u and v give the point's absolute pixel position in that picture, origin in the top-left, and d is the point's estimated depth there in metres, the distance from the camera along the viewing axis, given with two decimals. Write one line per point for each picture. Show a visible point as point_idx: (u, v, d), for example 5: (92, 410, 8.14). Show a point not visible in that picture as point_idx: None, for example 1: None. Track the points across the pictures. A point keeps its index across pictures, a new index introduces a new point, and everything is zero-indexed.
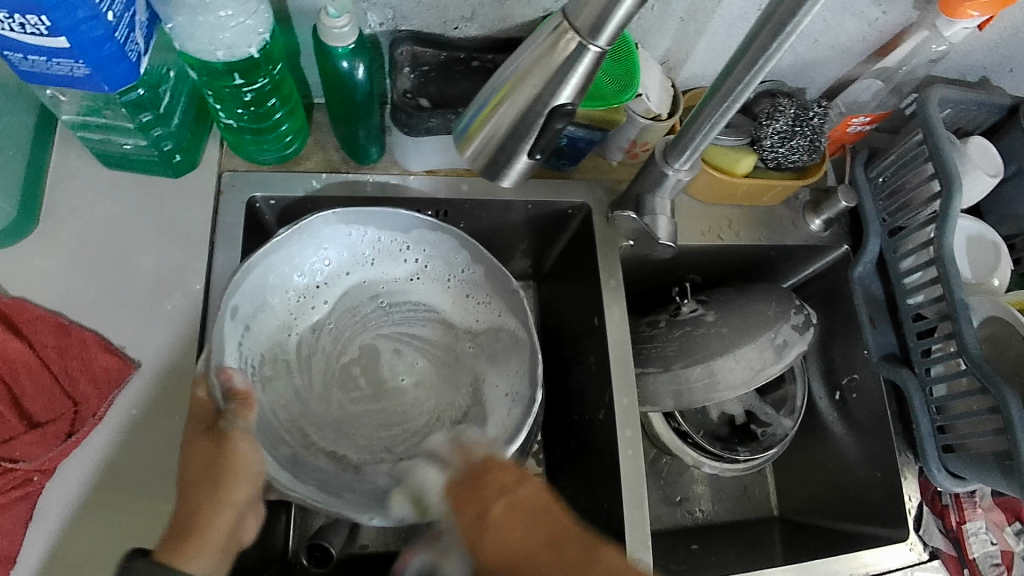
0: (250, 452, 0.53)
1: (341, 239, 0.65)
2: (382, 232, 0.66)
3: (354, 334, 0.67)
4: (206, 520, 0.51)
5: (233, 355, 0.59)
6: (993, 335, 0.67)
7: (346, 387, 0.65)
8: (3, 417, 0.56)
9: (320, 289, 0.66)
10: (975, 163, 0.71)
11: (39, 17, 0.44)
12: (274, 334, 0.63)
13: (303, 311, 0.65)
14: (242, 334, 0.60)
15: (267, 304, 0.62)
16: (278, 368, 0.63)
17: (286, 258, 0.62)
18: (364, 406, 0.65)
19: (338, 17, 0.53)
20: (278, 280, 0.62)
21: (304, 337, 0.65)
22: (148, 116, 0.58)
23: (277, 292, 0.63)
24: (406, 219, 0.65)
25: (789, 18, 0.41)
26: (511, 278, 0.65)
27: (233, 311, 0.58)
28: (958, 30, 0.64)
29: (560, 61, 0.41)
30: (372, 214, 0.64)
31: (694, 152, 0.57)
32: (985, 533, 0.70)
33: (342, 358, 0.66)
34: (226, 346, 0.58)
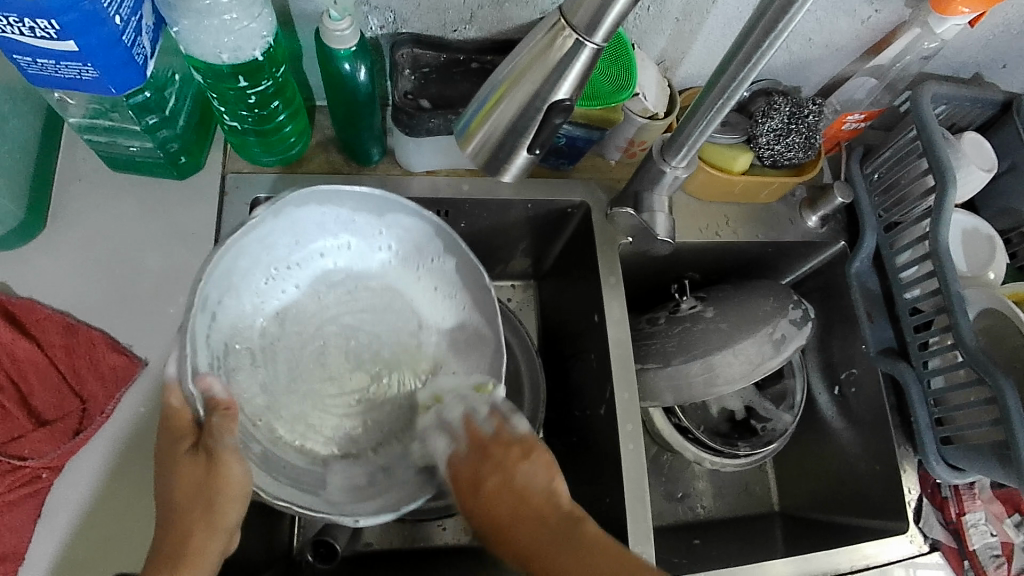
0: (239, 476, 0.50)
1: (315, 222, 0.61)
2: (358, 214, 0.62)
3: (314, 317, 0.64)
4: (200, 543, 0.51)
5: (204, 350, 0.53)
6: (989, 326, 0.68)
7: (306, 375, 0.62)
8: (11, 414, 0.57)
9: (288, 272, 0.62)
10: (969, 159, 0.72)
11: (48, 21, 0.45)
12: (238, 320, 0.59)
13: (267, 294, 0.61)
14: (209, 327, 0.55)
15: (235, 289, 0.58)
16: (244, 357, 0.58)
17: (262, 240, 0.58)
18: (321, 395, 0.62)
19: (340, 19, 0.54)
20: (248, 265, 0.58)
21: (269, 324, 0.61)
22: (154, 119, 0.59)
23: (246, 277, 0.58)
24: (387, 203, 0.61)
25: (781, 14, 0.42)
26: (484, 274, 0.63)
27: (201, 305, 0.53)
28: (950, 27, 0.65)
29: (558, 58, 0.41)
30: (351, 196, 0.60)
31: (691, 148, 0.57)
32: (985, 524, 0.70)
33: (300, 344, 0.63)
34: (198, 342, 0.53)
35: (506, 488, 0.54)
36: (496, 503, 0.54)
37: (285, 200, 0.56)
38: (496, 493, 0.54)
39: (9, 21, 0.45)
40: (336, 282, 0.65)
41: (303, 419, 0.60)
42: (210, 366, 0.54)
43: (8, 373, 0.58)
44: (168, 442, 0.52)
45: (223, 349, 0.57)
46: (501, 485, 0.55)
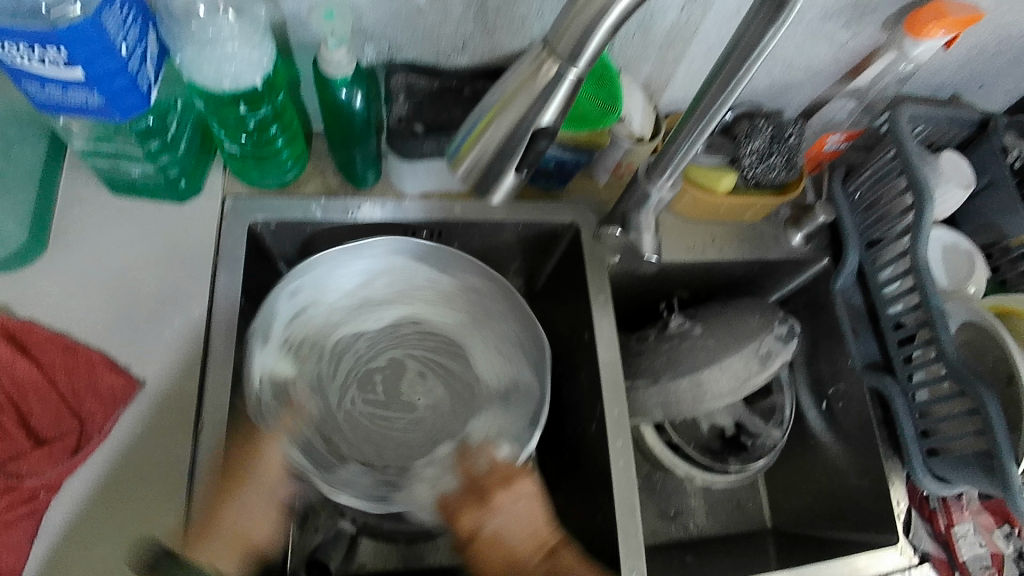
0: (273, 452, 0.60)
1: (402, 266, 0.72)
2: (439, 269, 0.72)
3: (385, 349, 0.71)
4: (227, 504, 0.57)
5: (281, 329, 0.67)
6: (971, 339, 0.70)
7: (359, 391, 0.69)
8: (10, 434, 0.58)
9: (376, 304, 0.72)
10: (946, 177, 0.75)
11: (57, 50, 0.47)
12: (324, 325, 0.70)
13: (357, 319, 0.71)
14: (291, 315, 0.68)
15: (326, 299, 0.70)
16: (313, 353, 0.69)
17: (356, 262, 0.70)
18: (368, 411, 0.68)
19: (337, 48, 0.56)
20: (339, 283, 0.70)
21: (346, 340, 0.71)
22: (155, 144, 0.61)
23: (336, 291, 0.70)
24: (458, 260, 0.71)
25: (755, 42, 0.45)
26: (540, 334, 0.70)
27: (285, 293, 0.67)
28: (925, 50, 0.67)
29: (545, 83, 0.42)
30: (428, 244, 0.71)
31: (675, 170, 0.59)
32: (973, 535, 0.70)
33: (367, 367, 0.70)
34: (276, 318, 0.67)
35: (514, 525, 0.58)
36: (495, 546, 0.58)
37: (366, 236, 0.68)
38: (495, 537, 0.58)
39: (20, 49, 0.47)
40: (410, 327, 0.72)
41: (349, 424, 0.67)
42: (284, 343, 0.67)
43: (9, 394, 0.59)
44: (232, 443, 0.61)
45: (306, 338, 0.69)
46: (495, 532, 0.58)
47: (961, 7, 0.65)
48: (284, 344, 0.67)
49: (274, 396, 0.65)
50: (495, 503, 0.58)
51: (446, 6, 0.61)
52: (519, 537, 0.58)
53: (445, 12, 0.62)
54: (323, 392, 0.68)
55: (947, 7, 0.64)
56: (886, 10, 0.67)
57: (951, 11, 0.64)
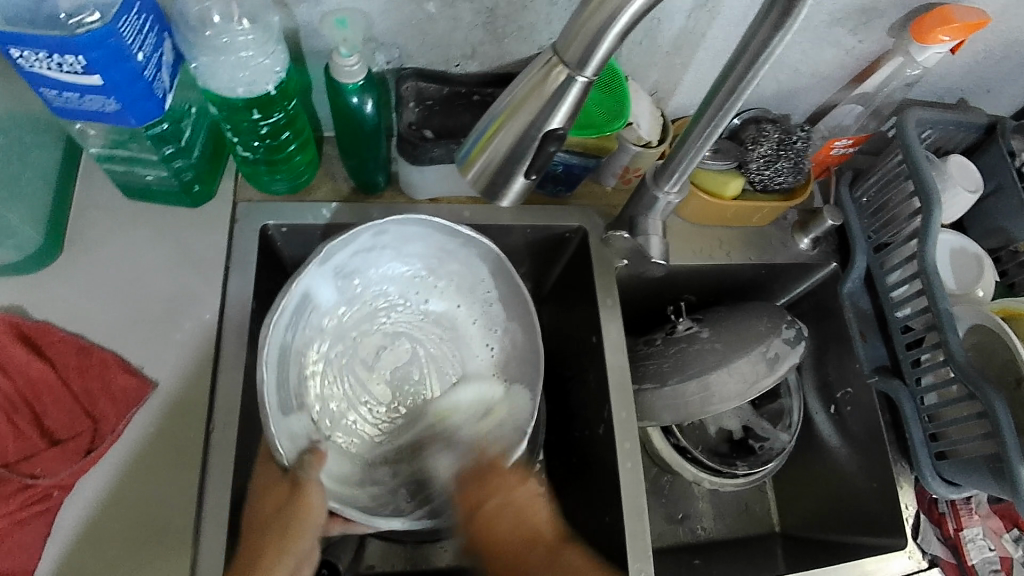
0: (318, 504, 0.57)
1: (473, 273, 0.70)
2: (500, 304, 0.70)
3: (394, 322, 0.71)
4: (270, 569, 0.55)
5: (348, 255, 0.65)
6: (979, 342, 0.70)
7: (340, 355, 0.68)
8: (25, 434, 0.59)
9: (427, 276, 0.71)
10: (954, 181, 0.75)
11: (76, 57, 0.48)
12: (380, 270, 0.69)
13: (401, 281, 0.71)
14: (362, 250, 0.65)
15: (397, 251, 0.68)
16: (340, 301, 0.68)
17: (440, 241, 0.67)
18: (338, 376, 0.67)
19: (349, 56, 0.57)
20: (413, 248, 0.69)
21: (382, 296, 0.71)
22: (170, 149, 0.62)
23: (409, 251, 0.69)
24: (524, 311, 0.68)
25: (762, 48, 0.45)
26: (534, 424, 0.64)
27: (374, 230, 0.64)
28: (930, 55, 0.68)
29: (553, 90, 0.43)
30: (508, 279, 0.68)
31: (682, 174, 0.60)
32: (983, 539, 0.71)
33: (360, 333, 0.70)
34: (351, 246, 0.64)
35: (504, 508, 0.61)
36: (497, 519, 0.61)
37: (468, 233, 0.65)
38: (493, 516, 0.60)
39: (40, 57, 0.48)
40: (433, 323, 0.72)
41: (318, 380, 0.66)
42: (339, 272, 0.66)
43: (23, 395, 0.60)
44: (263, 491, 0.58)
45: (353, 271, 0.67)
46: (498, 509, 0.61)
47: (967, 12, 0.65)
48: (339, 272, 0.66)
49: (295, 316, 0.63)
50: (495, 485, 0.62)
51: (455, 13, 0.61)
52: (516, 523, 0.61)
53: (454, 19, 0.62)
54: (334, 351, 0.68)
55: (953, 12, 0.65)
56: (893, 15, 0.68)
57: (957, 17, 0.64)
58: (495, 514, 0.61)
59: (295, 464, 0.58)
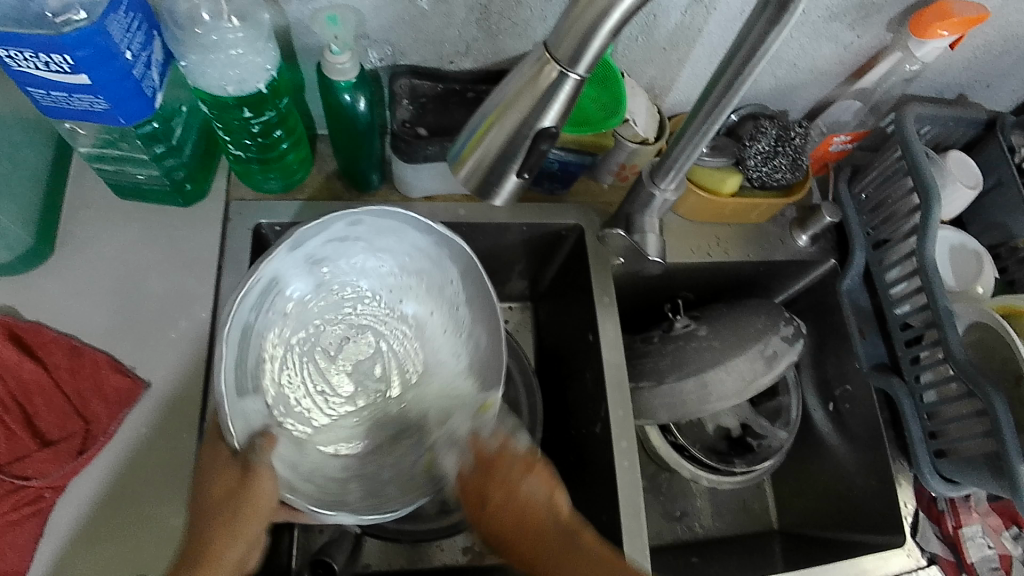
0: (269, 490, 0.54)
1: (444, 271, 0.67)
2: (468, 308, 0.68)
3: (360, 314, 0.70)
4: (219, 550, 0.53)
5: (320, 243, 0.62)
6: (978, 340, 0.70)
7: (301, 342, 0.66)
8: (16, 435, 0.58)
9: (400, 275, 0.69)
10: (954, 177, 0.74)
11: (62, 56, 0.47)
12: (354, 260, 0.67)
13: (372, 275, 0.69)
14: (334, 239, 0.63)
15: (371, 244, 0.66)
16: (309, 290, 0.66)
17: (415, 239, 0.65)
18: (296, 362, 0.65)
19: (341, 53, 0.57)
20: (388, 242, 0.66)
21: (350, 288, 0.69)
22: (160, 148, 0.61)
23: (384, 244, 0.66)
24: (488, 314, 0.65)
25: (758, 44, 0.44)
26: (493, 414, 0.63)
27: (347, 220, 0.62)
28: (930, 50, 0.67)
29: (545, 88, 0.42)
30: (477, 282, 0.65)
31: (679, 171, 0.59)
32: (982, 537, 0.71)
33: (321, 323, 0.68)
34: (323, 232, 0.61)
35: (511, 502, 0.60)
36: (500, 515, 0.60)
37: (445, 233, 0.63)
38: (499, 506, 0.60)
39: (26, 56, 0.47)
40: (402, 322, 0.71)
41: (277, 364, 0.64)
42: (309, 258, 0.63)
43: (14, 395, 0.60)
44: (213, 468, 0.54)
45: (323, 259, 0.65)
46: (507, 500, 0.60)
47: (966, 6, 0.64)
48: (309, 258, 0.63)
49: (259, 300, 0.60)
50: (500, 478, 0.61)
51: (449, 9, 0.61)
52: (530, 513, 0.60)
53: (447, 16, 0.62)
54: (292, 338, 0.66)
55: (952, 6, 0.64)
56: (892, 9, 0.67)
57: (956, 11, 0.63)
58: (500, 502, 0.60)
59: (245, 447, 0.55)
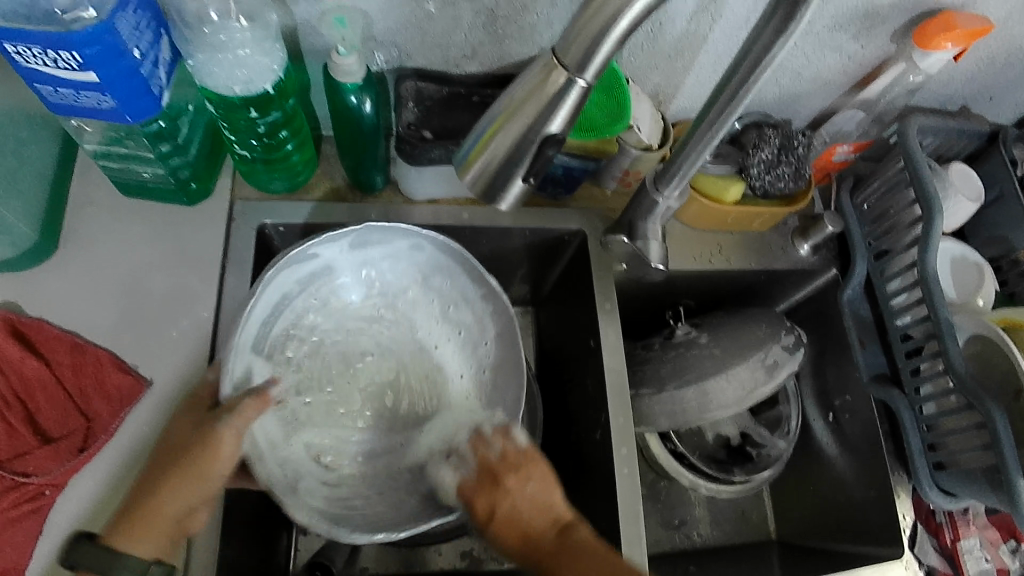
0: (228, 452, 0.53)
1: (481, 325, 0.69)
2: (496, 369, 0.68)
3: (390, 342, 0.70)
4: (162, 503, 0.52)
5: (380, 252, 0.67)
6: (978, 352, 0.70)
7: (329, 339, 0.68)
8: (18, 432, 0.58)
9: (444, 322, 0.71)
10: (956, 189, 0.74)
11: (71, 53, 0.48)
12: (408, 291, 0.70)
13: (416, 311, 0.71)
14: (393, 254, 0.67)
15: (426, 279, 0.69)
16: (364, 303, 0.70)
17: (466, 286, 0.68)
18: (315, 355, 0.67)
19: (348, 55, 0.57)
20: (438, 282, 0.69)
21: (394, 319, 0.71)
22: (166, 147, 0.62)
23: (435, 285, 0.69)
24: (514, 359, 0.66)
25: (764, 53, 0.45)
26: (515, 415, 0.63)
27: (409, 247, 0.66)
28: (934, 62, 0.67)
29: (552, 93, 0.42)
30: (512, 346, 0.66)
31: (683, 178, 0.59)
32: (980, 550, 0.71)
33: (347, 336, 0.69)
34: (383, 242, 0.65)
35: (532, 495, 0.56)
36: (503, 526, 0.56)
37: (492, 284, 0.66)
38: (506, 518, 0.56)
39: (35, 52, 0.48)
40: (426, 367, 0.70)
41: (293, 347, 0.66)
42: (368, 261, 0.67)
43: (16, 391, 0.59)
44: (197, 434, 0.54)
45: (378, 273, 0.69)
46: (510, 512, 0.56)
47: (970, 19, 0.65)
48: (368, 261, 0.67)
49: (307, 275, 0.64)
50: (503, 488, 0.57)
51: (456, 12, 0.61)
52: (531, 515, 0.56)
53: (454, 19, 0.62)
54: (322, 336, 0.68)
55: (957, 19, 0.64)
56: (897, 20, 0.67)
57: (960, 24, 0.64)
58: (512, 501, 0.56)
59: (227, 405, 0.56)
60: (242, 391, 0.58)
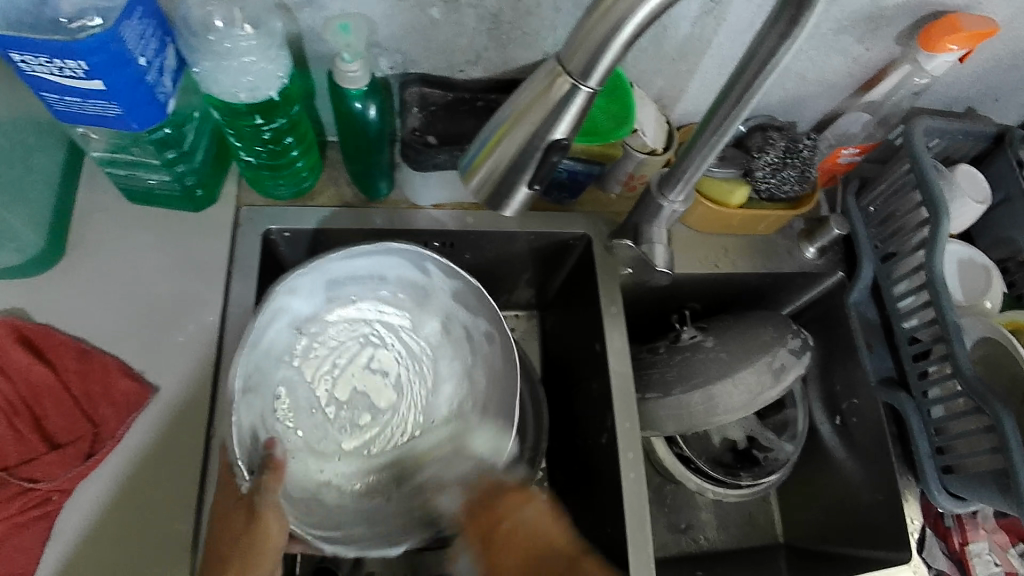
0: (276, 531, 0.54)
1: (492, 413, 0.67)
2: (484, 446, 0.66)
3: (400, 379, 0.70)
4: None
5: (458, 311, 0.70)
6: (986, 355, 0.69)
7: (375, 341, 0.71)
8: (26, 438, 0.58)
9: (455, 401, 0.69)
10: (963, 191, 0.74)
11: (77, 61, 0.48)
12: (456, 363, 0.70)
13: (437, 383, 0.70)
14: (461, 316, 0.70)
15: (473, 364, 0.70)
16: (424, 349, 0.71)
17: (496, 380, 0.68)
18: (352, 334, 0.70)
19: (352, 62, 0.57)
20: (474, 369, 0.69)
21: (422, 377, 0.70)
22: (172, 153, 0.62)
23: (473, 372, 0.69)
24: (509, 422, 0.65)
25: (770, 57, 0.44)
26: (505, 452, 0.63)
27: (485, 331, 0.68)
28: (939, 64, 0.67)
29: (556, 100, 0.42)
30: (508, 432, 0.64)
31: (688, 183, 0.59)
32: (989, 554, 0.71)
33: (385, 354, 0.71)
34: (468, 305, 0.68)
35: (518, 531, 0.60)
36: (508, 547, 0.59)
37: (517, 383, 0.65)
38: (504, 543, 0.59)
39: (41, 61, 0.48)
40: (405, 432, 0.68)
41: (354, 313, 0.70)
42: (451, 312, 0.70)
43: (24, 398, 0.60)
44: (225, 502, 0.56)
45: (448, 323, 0.71)
46: (514, 527, 0.60)
47: (976, 21, 0.64)
48: (451, 313, 0.70)
49: (406, 274, 0.68)
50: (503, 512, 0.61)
51: (460, 18, 0.61)
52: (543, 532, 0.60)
53: (458, 25, 0.62)
54: (378, 336, 0.71)
55: (962, 21, 0.64)
56: (901, 22, 0.67)
57: (965, 25, 0.63)
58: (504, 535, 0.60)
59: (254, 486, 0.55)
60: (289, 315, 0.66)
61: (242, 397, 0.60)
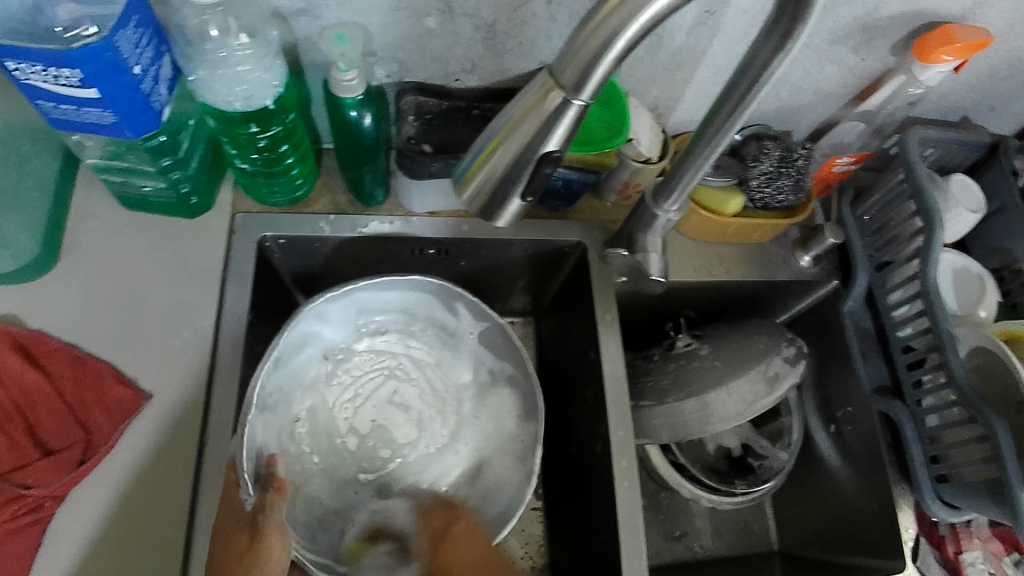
0: (281, 550, 0.53)
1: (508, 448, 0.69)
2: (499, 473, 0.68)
3: (421, 412, 0.72)
4: None
5: (488, 354, 0.71)
6: (980, 365, 0.70)
7: (399, 376, 0.73)
8: (18, 444, 0.59)
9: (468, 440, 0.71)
10: (957, 201, 0.74)
11: (72, 70, 0.48)
12: (481, 405, 0.72)
13: (455, 422, 0.72)
14: (490, 364, 0.71)
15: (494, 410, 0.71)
16: (449, 392, 0.73)
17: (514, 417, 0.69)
18: (376, 365, 0.72)
19: (347, 71, 0.57)
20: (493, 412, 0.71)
21: (440, 415, 0.72)
22: (168, 160, 0.62)
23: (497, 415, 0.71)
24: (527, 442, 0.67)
25: (763, 69, 0.45)
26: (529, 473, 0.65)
27: (509, 375, 0.70)
28: (934, 75, 0.68)
29: (551, 110, 0.42)
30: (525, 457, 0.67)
31: (682, 192, 0.59)
32: (983, 563, 0.71)
33: (409, 389, 0.72)
34: (499, 350, 0.70)
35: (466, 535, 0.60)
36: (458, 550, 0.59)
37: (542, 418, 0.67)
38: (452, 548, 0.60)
39: (35, 69, 0.48)
40: (422, 467, 0.70)
41: (380, 346, 0.72)
42: (480, 354, 0.72)
43: (17, 404, 0.60)
44: (225, 519, 0.54)
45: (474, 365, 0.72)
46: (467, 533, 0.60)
47: (970, 32, 0.64)
48: (481, 357, 0.72)
49: (437, 313, 0.71)
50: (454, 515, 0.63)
51: (456, 28, 0.61)
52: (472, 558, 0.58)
53: (454, 34, 0.62)
54: (403, 371, 0.73)
55: (956, 32, 0.64)
56: (897, 33, 0.67)
57: (959, 37, 0.64)
58: (456, 541, 0.60)
59: (257, 505, 0.54)
60: (319, 340, 0.68)
61: (261, 415, 0.62)
